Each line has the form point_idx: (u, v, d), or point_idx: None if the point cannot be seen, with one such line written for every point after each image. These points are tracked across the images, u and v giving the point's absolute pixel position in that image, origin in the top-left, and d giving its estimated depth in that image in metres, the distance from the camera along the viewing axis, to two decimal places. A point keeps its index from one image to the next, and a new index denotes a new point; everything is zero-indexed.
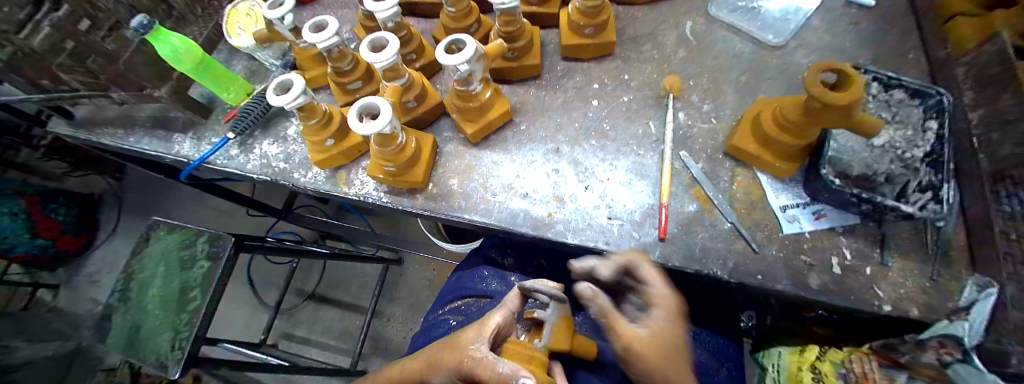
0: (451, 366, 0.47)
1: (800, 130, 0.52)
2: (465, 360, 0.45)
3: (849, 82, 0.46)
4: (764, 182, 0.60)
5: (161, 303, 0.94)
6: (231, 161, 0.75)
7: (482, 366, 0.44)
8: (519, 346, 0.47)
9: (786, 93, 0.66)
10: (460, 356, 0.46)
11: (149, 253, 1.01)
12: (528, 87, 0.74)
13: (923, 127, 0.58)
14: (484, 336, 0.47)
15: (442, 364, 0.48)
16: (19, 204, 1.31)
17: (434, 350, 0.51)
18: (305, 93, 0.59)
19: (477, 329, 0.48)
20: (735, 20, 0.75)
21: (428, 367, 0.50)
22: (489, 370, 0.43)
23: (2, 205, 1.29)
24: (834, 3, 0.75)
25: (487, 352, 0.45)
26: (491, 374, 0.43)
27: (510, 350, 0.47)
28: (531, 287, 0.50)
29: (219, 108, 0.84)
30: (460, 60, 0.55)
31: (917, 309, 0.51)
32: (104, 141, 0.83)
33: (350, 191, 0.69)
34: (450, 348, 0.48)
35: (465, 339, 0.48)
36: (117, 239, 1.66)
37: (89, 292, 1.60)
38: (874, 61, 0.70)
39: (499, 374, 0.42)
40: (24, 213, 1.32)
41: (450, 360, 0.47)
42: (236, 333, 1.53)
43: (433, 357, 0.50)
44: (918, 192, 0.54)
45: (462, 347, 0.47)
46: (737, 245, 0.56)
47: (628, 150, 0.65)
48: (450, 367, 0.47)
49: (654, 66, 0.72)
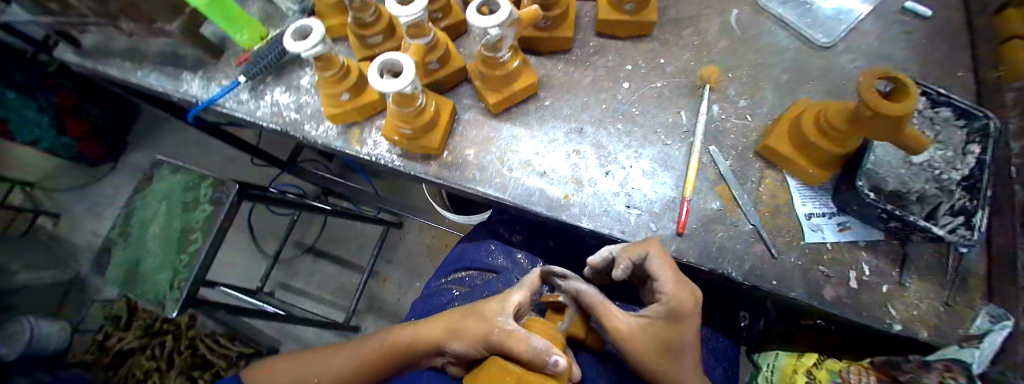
0: (476, 333, 0.48)
1: (843, 138, 0.49)
2: (495, 330, 0.46)
3: (905, 92, 0.43)
4: (792, 186, 0.58)
5: (163, 242, 0.94)
6: (241, 106, 0.73)
7: (513, 338, 0.43)
8: (545, 325, 0.47)
9: (828, 96, 0.63)
10: (486, 326, 0.47)
11: (152, 191, 1.00)
12: (557, 61, 0.70)
13: (964, 150, 0.56)
14: (509, 310, 0.48)
15: (466, 332, 0.49)
16: (48, 100, 1.32)
17: (456, 317, 0.52)
18: (324, 42, 0.56)
19: (500, 303, 0.50)
20: (784, 12, 0.70)
21: (448, 333, 0.52)
22: (523, 342, 0.42)
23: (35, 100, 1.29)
24: (892, 5, 0.70)
25: (517, 326, 0.45)
26: (523, 346, 0.41)
27: (533, 325, 0.47)
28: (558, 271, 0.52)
29: (232, 50, 0.80)
30: (492, 23, 0.51)
31: (927, 331, 0.51)
32: (109, 72, 0.80)
33: (362, 151, 0.67)
34: (476, 318, 0.49)
35: (490, 310, 0.49)
36: (121, 174, 1.65)
37: (91, 224, 1.60)
38: (924, 71, 0.66)
39: (532, 348, 0.41)
40: (51, 109, 1.33)
41: (474, 327, 0.48)
42: (233, 277, 1.55)
43: (454, 324, 0.52)
44: (949, 216, 0.52)
45: (487, 317, 0.48)
46: (756, 248, 0.55)
47: (655, 139, 0.62)
48: (475, 334, 0.48)
49: (692, 53, 0.68)
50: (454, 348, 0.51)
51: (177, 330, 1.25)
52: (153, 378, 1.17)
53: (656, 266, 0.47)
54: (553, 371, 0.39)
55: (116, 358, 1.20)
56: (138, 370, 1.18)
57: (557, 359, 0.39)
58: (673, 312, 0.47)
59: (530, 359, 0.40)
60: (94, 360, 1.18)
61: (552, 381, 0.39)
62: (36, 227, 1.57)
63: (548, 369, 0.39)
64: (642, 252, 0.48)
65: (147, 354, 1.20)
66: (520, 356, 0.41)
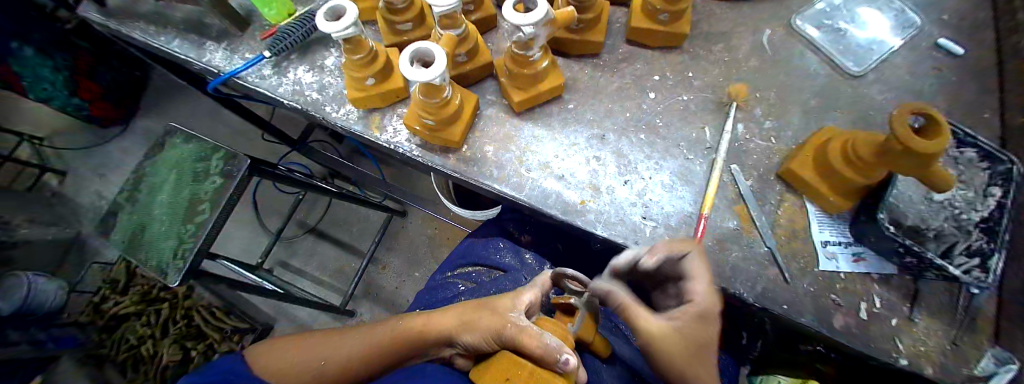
0: (488, 327, 0.48)
1: (869, 169, 0.48)
2: (508, 325, 0.46)
3: (937, 129, 0.43)
4: (810, 212, 0.57)
5: (170, 210, 0.94)
6: (263, 82, 0.72)
7: (525, 334, 0.43)
8: (556, 324, 0.47)
9: (854, 125, 0.63)
10: (498, 321, 0.47)
11: (163, 158, 1.00)
12: (584, 64, 0.70)
13: (985, 192, 0.55)
14: (521, 307, 0.49)
15: (478, 324, 0.49)
16: (64, 61, 1.31)
17: (468, 311, 0.52)
18: (356, 24, 0.56)
19: (512, 300, 0.50)
20: (817, 37, 0.70)
21: (459, 325, 0.52)
22: (535, 341, 0.42)
23: (51, 59, 1.28)
24: (926, 39, 0.70)
25: (530, 324, 0.45)
26: (536, 344, 0.41)
27: (545, 325, 0.47)
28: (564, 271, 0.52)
29: (258, 24, 0.79)
30: (528, 21, 0.51)
31: (933, 368, 0.51)
32: (133, 34, 0.80)
33: (381, 137, 0.67)
34: (488, 312, 0.49)
35: (502, 307, 0.50)
36: (129, 137, 1.65)
37: (95, 185, 1.60)
38: (954, 109, 0.65)
39: (545, 345, 0.41)
40: (66, 70, 1.32)
41: (487, 321, 0.48)
42: (233, 251, 1.55)
43: (466, 316, 0.52)
44: (964, 256, 0.52)
45: (500, 312, 0.49)
46: (769, 271, 0.55)
47: (676, 152, 0.62)
48: (487, 328, 0.48)
49: (722, 69, 0.68)
50: (464, 340, 0.50)
51: (173, 299, 1.25)
52: (146, 344, 1.17)
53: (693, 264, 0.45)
54: (562, 369, 0.39)
55: (111, 322, 1.22)
56: (131, 336, 1.19)
57: (568, 357, 0.39)
58: (704, 315, 0.44)
59: (540, 354, 0.40)
60: (88, 322, 1.20)
61: (561, 378, 0.38)
62: (41, 183, 1.57)
63: (557, 367, 0.39)
64: (680, 249, 0.46)
65: (142, 320, 1.21)
66: (533, 352, 0.41)
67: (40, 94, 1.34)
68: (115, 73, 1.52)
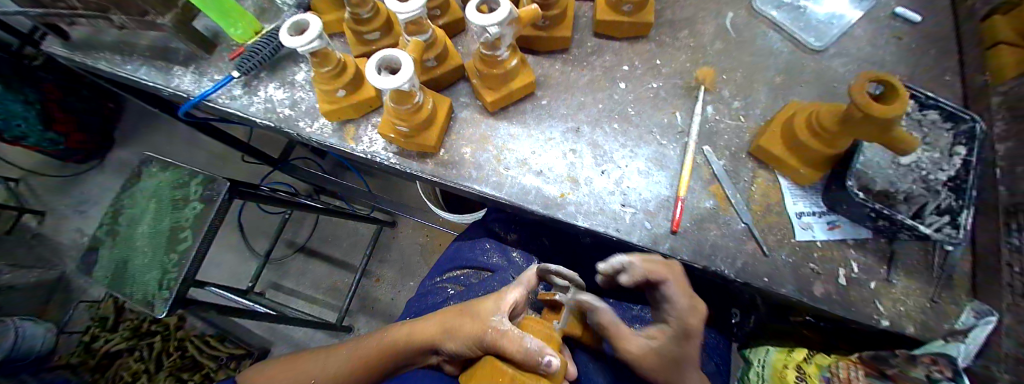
0: (469, 334, 0.48)
1: (833, 138, 0.50)
2: (488, 330, 0.46)
3: (894, 94, 0.45)
4: (784, 187, 0.59)
5: (151, 240, 0.92)
6: (234, 102, 0.72)
7: (506, 338, 0.43)
8: (539, 323, 0.48)
9: (819, 98, 0.65)
10: (480, 326, 0.47)
11: (141, 189, 0.98)
12: (554, 60, 0.71)
13: (950, 152, 0.57)
14: (504, 310, 0.49)
15: (460, 332, 0.49)
16: (34, 93, 1.28)
17: (450, 317, 0.52)
18: (321, 37, 0.55)
19: (495, 302, 0.50)
20: (778, 17, 0.71)
21: (441, 332, 0.52)
22: (517, 344, 0.42)
23: (20, 92, 1.25)
24: (881, 12, 0.72)
25: (511, 326, 0.45)
26: (517, 348, 0.42)
27: (528, 325, 0.48)
28: (555, 268, 0.53)
29: (224, 45, 0.79)
30: (492, 21, 0.51)
31: (914, 327, 0.52)
32: (98, 65, 0.78)
33: (357, 148, 0.67)
34: (470, 318, 0.49)
35: (485, 310, 0.49)
36: (107, 171, 1.62)
37: (76, 222, 1.57)
38: (912, 76, 0.67)
39: (526, 348, 0.41)
40: (39, 102, 1.29)
41: (467, 327, 0.48)
42: (222, 276, 1.53)
43: (449, 323, 0.51)
44: (935, 215, 0.54)
45: (481, 317, 0.49)
46: (749, 246, 0.56)
47: (650, 139, 0.63)
48: (468, 334, 0.48)
49: (689, 55, 0.69)
50: (448, 347, 0.50)
51: (165, 331, 1.23)
52: (140, 379, 1.14)
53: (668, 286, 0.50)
54: (545, 371, 0.40)
55: (104, 360, 1.18)
56: (125, 372, 1.16)
57: (550, 359, 0.40)
58: (683, 331, 0.50)
59: (522, 359, 0.41)
60: (80, 362, 1.16)
61: (545, 380, 0.40)
62: (18, 225, 1.53)
63: (540, 369, 0.40)
64: (658, 276, 0.49)
65: (135, 356, 1.18)
66: (515, 357, 0.41)
67: (11, 135, 1.30)
68: (85, 106, 1.49)
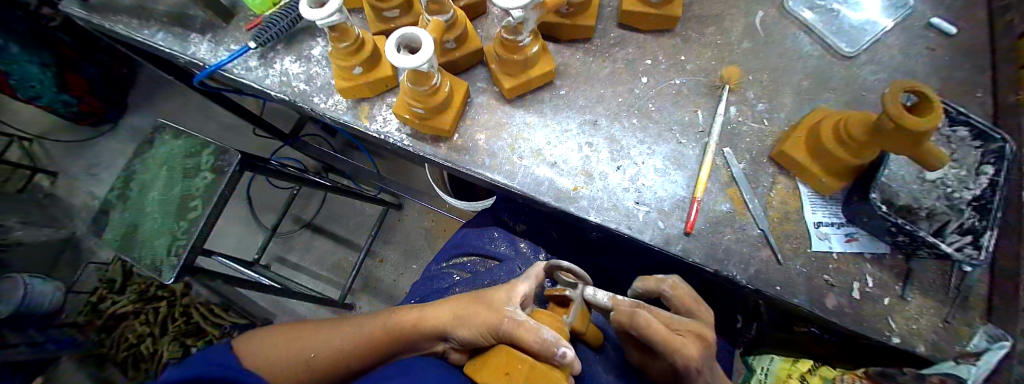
0: (483, 322, 0.47)
1: (861, 148, 0.48)
2: (504, 320, 0.45)
3: (930, 107, 0.43)
4: (803, 194, 0.57)
5: (162, 207, 0.93)
6: (250, 73, 0.71)
7: (522, 328, 0.43)
8: (551, 317, 0.47)
9: (847, 106, 0.63)
10: (495, 315, 0.47)
11: (153, 156, 0.98)
12: (576, 50, 0.69)
13: (978, 170, 0.55)
14: (516, 300, 0.49)
15: (473, 320, 0.49)
16: (52, 58, 1.28)
17: (463, 305, 0.52)
18: (340, 12, 0.54)
19: (507, 293, 0.50)
20: (809, 19, 0.69)
21: (454, 318, 0.52)
22: (533, 335, 0.42)
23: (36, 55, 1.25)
24: (920, 19, 0.69)
25: (527, 317, 0.45)
26: (534, 338, 0.41)
27: (540, 317, 0.48)
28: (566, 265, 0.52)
29: (242, 14, 0.78)
30: (516, 4, 0.49)
31: (925, 346, 0.51)
32: (116, 28, 0.78)
33: (370, 127, 0.66)
34: (485, 306, 0.49)
35: (499, 300, 0.49)
36: (120, 136, 1.63)
37: (89, 186, 1.59)
38: (946, 89, 0.65)
39: (542, 339, 0.41)
40: (55, 66, 1.30)
41: (482, 315, 0.48)
42: (229, 248, 1.55)
43: (462, 310, 0.51)
44: (957, 234, 0.52)
45: (497, 306, 0.49)
46: (762, 252, 0.55)
47: (669, 136, 0.61)
48: (483, 322, 0.47)
49: (715, 53, 0.67)
50: (458, 334, 0.50)
51: (171, 297, 1.25)
52: (146, 343, 1.17)
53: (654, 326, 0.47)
54: (558, 362, 0.40)
55: (109, 322, 1.21)
56: (131, 334, 1.19)
57: (565, 351, 0.40)
58: (679, 372, 0.45)
59: (538, 350, 0.40)
60: (87, 322, 1.19)
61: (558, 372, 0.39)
62: (32, 184, 1.55)
63: (554, 360, 0.40)
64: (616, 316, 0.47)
65: (141, 320, 1.22)
66: (530, 347, 0.41)
67: (27, 93, 1.32)
68: (101, 70, 1.50)
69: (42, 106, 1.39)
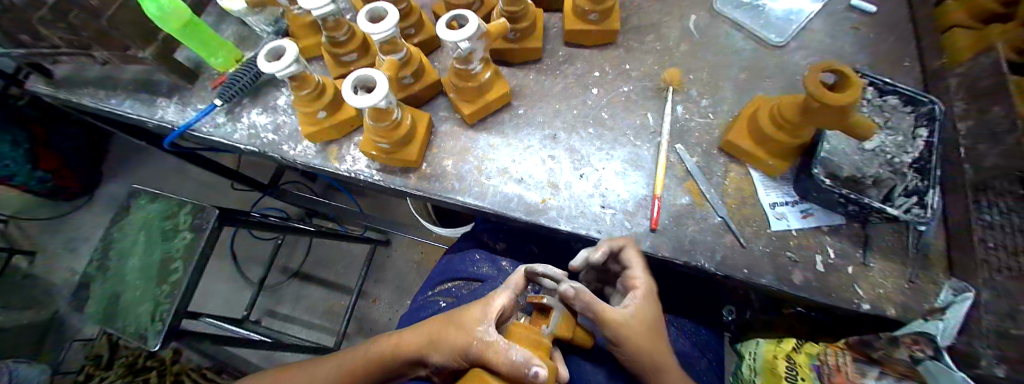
0: (455, 345, 0.48)
1: (796, 128, 0.52)
2: (475, 342, 0.46)
3: (847, 84, 0.47)
4: (755, 178, 0.61)
5: (142, 274, 0.92)
6: (218, 130, 0.73)
7: (492, 348, 0.44)
8: (527, 331, 0.47)
9: (784, 92, 0.67)
10: (465, 337, 0.47)
11: (130, 222, 0.98)
12: (529, 71, 0.73)
13: (913, 134, 0.59)
14: (490, 318, 0.48)
15: (446, 342, 0.49)
16: (24, 134, 1.29)
17: (437, 326, 0.52)
18: (298, 62, 0.57)
19: (482, 309, 0.50)
20: (740, 17, 0.75)
21: (427, 343, 0.52)
22: (502, 356, 0.43)
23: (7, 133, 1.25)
24: (838, 5, 0.75)
25: (498, 337, 0.45)
26: (502, 360, 0.42)
27: (516, 332, 0.47)
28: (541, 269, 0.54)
29: (207, 74, 0.80)
30: (462, 37, 0.53)
31: (894, 308, 0.53)
32: (82, 101, 0.80)
33: (341, 168, 0.68)
34: (456, 328, 0.49)
35: (472, 319, 0.49)
36: (97, 208, 1.62)
37: (68, 263, 1.56)
38: (871, 65, 0.70)
39: (511, 360, 0.42)
40: (26, 143, 1.30)
41: (454, 337, 0.49)
42: (217, 307, 1.51)
43: (436, 334, 0.51)
44: (903, 196, 0.55)
45: (468, 326, 0.48)
46: (725, 238, 0.57)
47: (625, 140, 0.65)
48: (454, 345, 0.48)
49: (656, 58, 0.72)
50: (434, 359, 0.51)
51: (161, 366, 1.18)
52: None
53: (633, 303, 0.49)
54: (532, 381, 0.41)
55: None
56: None
57: (537, 370, 0.41)
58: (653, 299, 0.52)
59: (508, 370, 0.42)
60: None
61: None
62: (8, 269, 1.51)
63: (528, 379, 0.41)
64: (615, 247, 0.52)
65: None
66: (500, 368, 0.42)
67: (2, 172, 1.29)
68: (72, 143, 1.50)
69: (15, 184, 1.37)
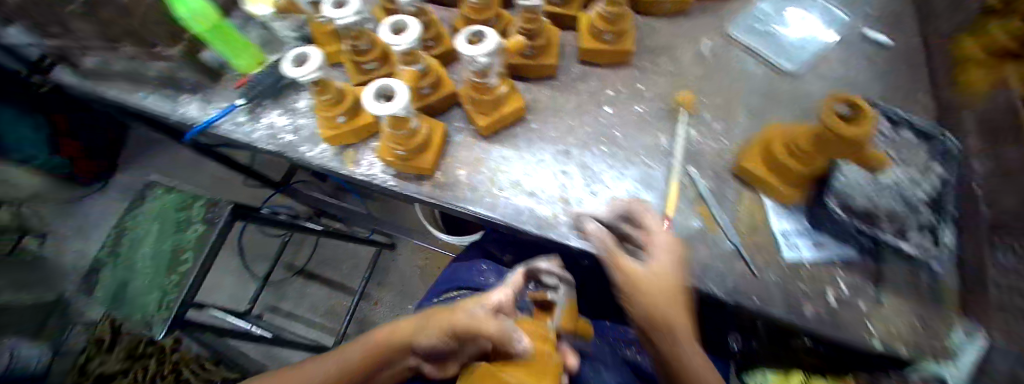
0: (443, 322, 0.46)
1: (809, 158, 0.52)
2: (464, 317, 0.45)
3: (860, 119, 0.47)
4: (768, 206, 0.60)
5: (152, 263, 0.93)
6: (239, 128, 0.75)
7: (483, 323, 0.43)
8: (532, 325, 0.51)
9: (797, 119, 0.67)
10: (454, 313, 0.46)
11: (144, 213, 1.00)
12: (544, 87, 0.74)
13: (928, 170, 0.58)
14: (485, 304, 0.49)
15: (432, 321, 0.47)
16: None
17: (425, 311, 0.51)
18: (322, 68, 0.59)
19: (478, 299, 0.50)
20: (752, 42, 0.75)
21: (414, 328, 0.49)
22: (494, 326, 0.42)
23: None
24: (852, 36, 0.76)
25: (489, 313, 0.45)
26: (494, 329, 0.41)
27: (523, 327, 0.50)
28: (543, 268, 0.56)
29: (230, 74, 0.82)
30: (482, 51, 0.55)
31: (906, 347, 0.52)
32: (108, 93, 0.82)
33: (356, 171, 0.69)
34: (446, 308, 0.48)
35: (463, 302, 0.49)
36: (111, 196, 1.65)
37: (78, 247, 1.58)
38: (886, 96, 0.70)
39: (502, 328, 0.42)
40: None
41: (442, 316, 0.47)
42: (220, 300, 1.52)
43: (424, 316, 0.49)
44: (919, 232, 0.54)
45: (458, 307, 0.47)
46: (736, 265, 0.57)
47: (637, 160, 0.65)
48: (441, 322, 0.46)
49: (670, 80, 0.72)
50: (418, 343, 0.48)
51: None
52: None
53: (654, 259, 0.48)
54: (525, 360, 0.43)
55: None
56: None
57: (529, 348, 0.43)
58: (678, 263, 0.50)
59: (498, 339, 0.41)
60: None
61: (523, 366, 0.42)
62: None
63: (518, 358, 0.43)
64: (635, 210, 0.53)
65: None
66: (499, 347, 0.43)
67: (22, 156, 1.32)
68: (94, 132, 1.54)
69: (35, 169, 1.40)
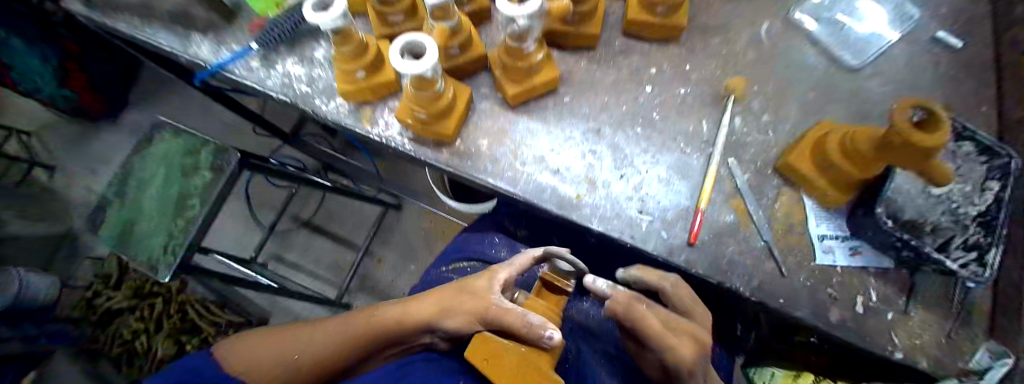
0: (469, 309, 0.49)
1: (866, 162, 0.48)
2: (491, 307, 0.47)
3: (936, 125, 0.42)
4: (808, 207, 0.57)
5: (160, 205, 0.92)
6: (251, 75, 0.70)
7: (510, 314, 0.44)
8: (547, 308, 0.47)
9: (852, 119, 0.62)
10: (481, 302, 0.49)
11: (151, 154, 0.97)
12: (580, 58, 0.69)
13: (983, 186, 0.54)
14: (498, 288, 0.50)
15: (459, 308, 0.50)
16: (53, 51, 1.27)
17: (445, 294, 0.53)
18: (345, 16, 0.54)
19: (489, 280, 0.52)
20: (815, 30, 0.69)
21: (438, 311, 0.52)
22: (520, 320, 0.43)
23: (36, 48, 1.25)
24: (926, 32, 0.69)
25: (514, 305, 0.45)
26: (521, 323, 0.42)
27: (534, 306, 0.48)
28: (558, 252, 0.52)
29: (245, 14, 0.77)
30: (522, 13, 0.49)
31: (927, 361, 0.51)
32: (115, 25, 0.77)
33: (373, 131, 0.66)
34: (468, 294, 0.50)
35: (480, 287, 0.51)
36: (119, 131, 1.63)
37: (87, 180, 1.58)
38: (952, 102, 0.64)
39: (528, 323, 0.42)
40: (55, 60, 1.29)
41: (467, 304, 0.50)
42: (227, 245, 1.54)
43: (448, 301, 0.52)
44: (962, 250, 0.51)
45: (481, 294, 0.50)
46: (766, 265, 0.55)
47: (674, 146, 0.61)
48: (469, 310, 0.49)
49: (719, 63, 0.67)
50: (443, 325, 0.51)
51: (166, 293, 1.22)
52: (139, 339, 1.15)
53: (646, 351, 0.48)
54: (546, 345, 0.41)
55: (105, 317, 1.20)
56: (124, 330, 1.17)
57: (552, 333, 0.41)
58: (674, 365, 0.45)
59: (525, 333, 0.42)
60: (81, 317, 1.18)
61: (547, 355, 0.42)
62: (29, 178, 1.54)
63: (544, 344, 0.41)
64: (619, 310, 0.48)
65: (135, 315, 1.19)
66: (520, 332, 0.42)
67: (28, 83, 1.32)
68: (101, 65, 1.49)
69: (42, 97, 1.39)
